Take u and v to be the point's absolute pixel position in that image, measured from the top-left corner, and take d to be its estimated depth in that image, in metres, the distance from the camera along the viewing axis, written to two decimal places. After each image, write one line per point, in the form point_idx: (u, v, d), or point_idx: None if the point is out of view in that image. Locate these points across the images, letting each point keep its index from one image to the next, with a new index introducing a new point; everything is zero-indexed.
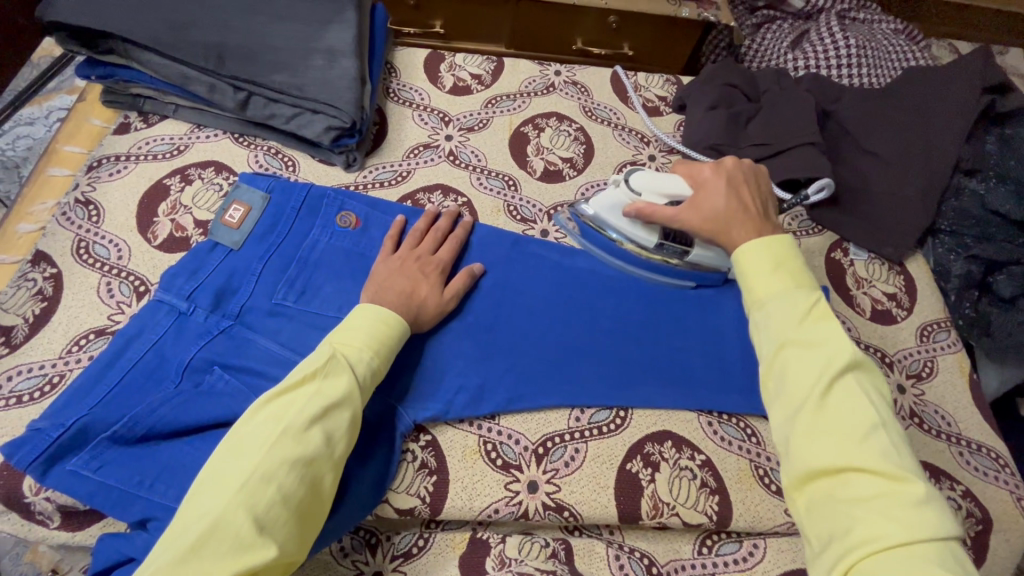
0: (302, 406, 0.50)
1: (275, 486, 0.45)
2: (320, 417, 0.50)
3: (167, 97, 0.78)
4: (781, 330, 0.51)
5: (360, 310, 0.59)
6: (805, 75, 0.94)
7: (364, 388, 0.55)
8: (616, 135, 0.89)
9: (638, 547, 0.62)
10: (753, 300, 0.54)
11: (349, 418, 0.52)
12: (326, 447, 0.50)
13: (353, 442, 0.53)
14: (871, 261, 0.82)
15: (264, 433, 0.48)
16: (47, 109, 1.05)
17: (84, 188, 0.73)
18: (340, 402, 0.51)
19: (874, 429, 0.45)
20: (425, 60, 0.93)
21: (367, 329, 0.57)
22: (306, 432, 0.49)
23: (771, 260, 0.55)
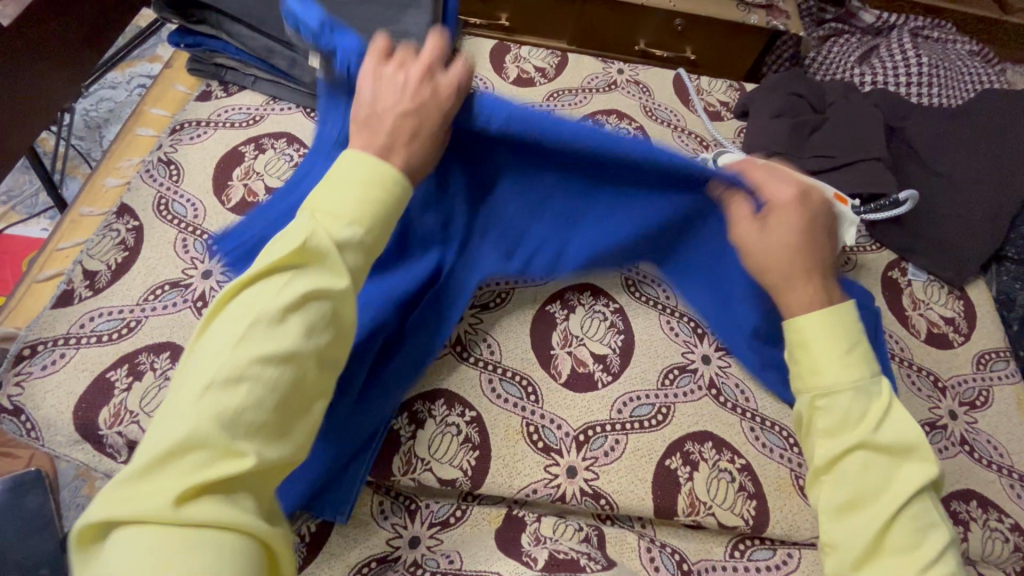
0: (276, 292, 0.39)
1: (248, 384, 0.36)
2: (302, 301, 0.40)
3: (248, 69, 0.82)
4: (857, 427, 0.47)
5: (340, 161, 0.46)
6: (874, 90, 0.93)
7: (351, 272, 0.43)
8: (675, 136, 0.89)
9: (669, 543, 0.63)
10: (812, 388, 0.50)
11: (333, 309, 0.42)
12: (307, 338, 0.40)
13: (340, 335, 0.43)
14: (930, 283, 0.80)
15: (234, 324, 0.38)
16: (130, 75, 1.14)
17: (167, 149, 0.77)
18: (322, 285, 0.41)
19: (945, 552, 0.43)
20: (491, 50, 0.95)
21: (349, 197, 0.44)
22: (284, 324, 0.39)
23: (842, 340, 0.50)
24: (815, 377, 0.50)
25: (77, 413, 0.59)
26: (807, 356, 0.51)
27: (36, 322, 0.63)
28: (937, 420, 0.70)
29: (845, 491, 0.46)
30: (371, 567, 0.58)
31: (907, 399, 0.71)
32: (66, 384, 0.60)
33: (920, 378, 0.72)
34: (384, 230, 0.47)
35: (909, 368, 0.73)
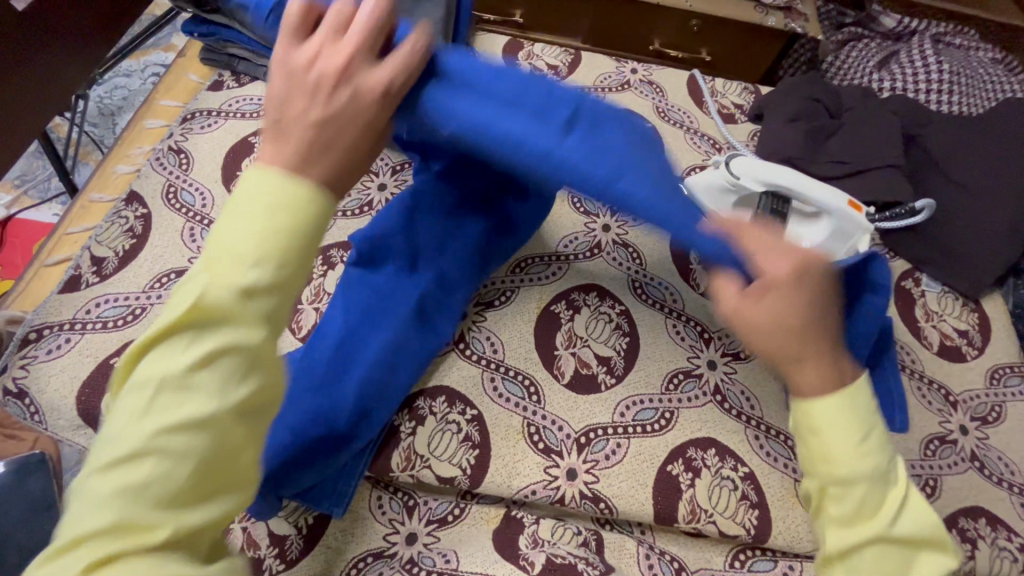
0: (177, 352, 0.34)
1: (149, 461, 0.32)
2: (205, 361, 0.34)
3: (260, 60, 0.81)
4: (875, 520, 0.41)
5: (244, 184, 0.37)
6: (892, 96, 0.91)
7: (271, 313, 0.36)
8: (688, 137, 0.88)
9: (669, 550, 0.62)
10: (828, 477, 0.42)
11: (254, 356, 0.35)
12: (223, 397, 0.34)
13: (272, 379, 0.37)
14: (943, 294, 0.78)
15: (134, 403, 0.33)
16: (144, 63, 1.14)
17: (177, 138, 0.77)
18: (230, 333, 0.34)
19: None
20: (504, 47, 0.94)
21: (253, 225, 0.35)
22: (189, 383, 0.33)
23: (858, 430, 0.42)
24: (827, 466, 0.42)
25: (81, 398, 0.59)
26: (822, 445, 0.43)
27: (43, 306, 0.64)
28: (947, 435, 0.68)
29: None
30: (368, 562, 0.58)
31: (917, 412, 0.69)
32: (69, 369, 0.60)
33: (931, 391, 0.71)
34: (303, 260, 0.37)
35: (920, 381, 0.71)
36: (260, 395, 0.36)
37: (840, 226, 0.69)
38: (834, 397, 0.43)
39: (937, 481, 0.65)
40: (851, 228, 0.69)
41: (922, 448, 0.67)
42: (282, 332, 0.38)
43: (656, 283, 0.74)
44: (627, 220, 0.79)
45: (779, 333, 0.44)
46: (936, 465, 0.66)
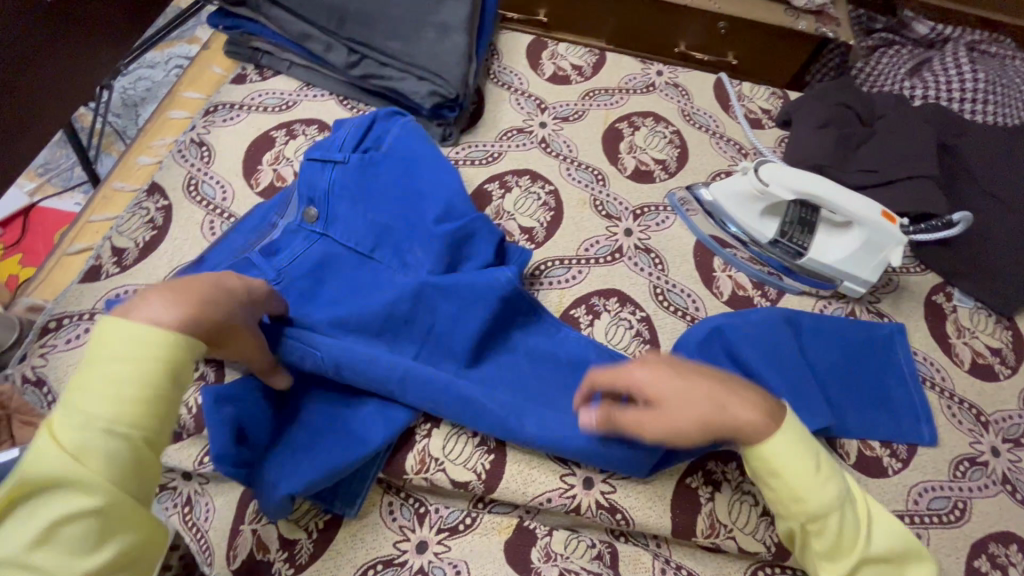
0: (16, 533, 0.35)
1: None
2: (52, 529, 0.34)
3: (284, 54, 0.81)
4: (851, 549, 0.47)
5: (106, 329, 0.38)
6: (926, 105, 0.88)
7: (122, 453, 0.37)
8: (713, 142, 0.86)
9: (685, 565, 0.60)
10: (801, 514, 0.47)
11: (107, 505, 0.36)
12: (74, 556, 0.35)
13: (133, 517, 0.37)
14: (976, 310, 0.76)
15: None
16: (168, 55, 1.14)
17: (200, 130, 0.77)
18: (77, 504, 0.35)
19: None
20: (528, 46, 0.93)
21: (112, 371, 0.37)
22: (40, 566, 0.34)
23: (812, 456, 0.48)
24: (800, 509, 0.47)
25: None
26: (787, 486, 0.47)
27: (63, 296, 0.64)
28: (977, 456, 0.66)
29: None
30: (377, 569, 0.57)
31: (946, 431, 0.67)
32: None
33: (961, 411, 0.69)
34: (166, 390, 0.39)
35: (950, 400, 0.69)
36: (123, 556, 0.37)
37: (872, 237, 0.68)
38: (786, 436, 0.48)
39: (966, 503, 0.63)
40: (884, 239, 0.67)
41: (951, 470, 0.65)
42: (140, 479, 0.38)
43: (678, 289, 0.72)
44: (650, 224, 0.77)
45: (683, 409, 0.48)
46: (966, 487, 0.64)
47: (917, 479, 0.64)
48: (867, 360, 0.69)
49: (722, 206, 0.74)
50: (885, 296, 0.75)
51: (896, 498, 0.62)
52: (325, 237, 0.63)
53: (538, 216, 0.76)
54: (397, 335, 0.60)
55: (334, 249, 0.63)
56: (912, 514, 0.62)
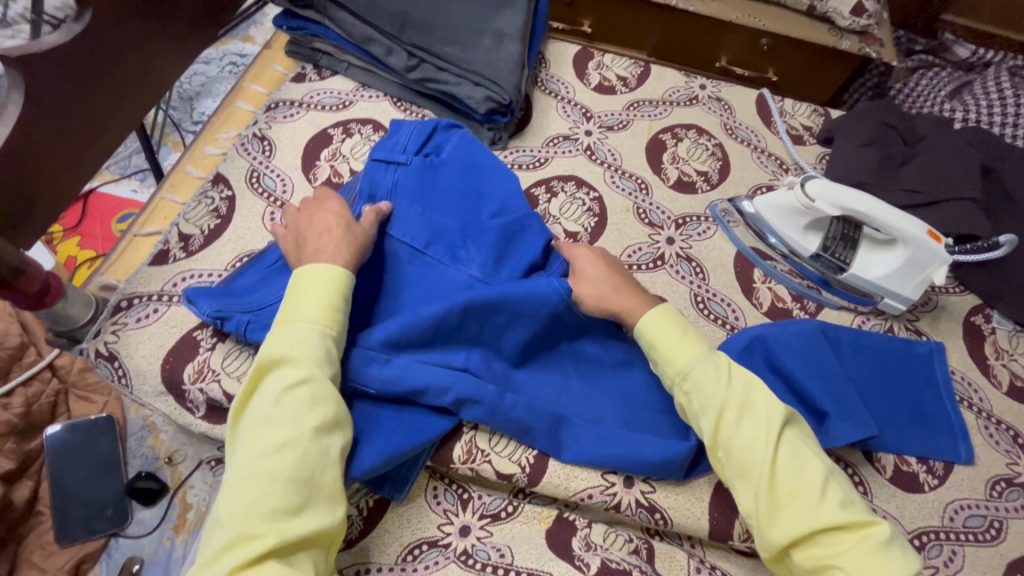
0: (263, 403, 0.49)
1: (260, 476, 0.45)
2: (289, 393, 0.48)
3: (343, 55, 0.84)
4: (715, 396, 0.54)
5: (306, 271, 0.55)
6: (969, 127, 0.89)
7: (321, 348, 0.51)
8: (755, 156, 0.88)
9: (719, 565, 0.62)
10: (675, 377, 0.57)
11: (319, 381, 0.49)
12: (307, 414, 0.48)
13: (336, 397, 0.50)
14: (1015, 334, 0.76)
15: (247, 435, 0.48)
16: (223, 52, 1.19)
17: (262, 125, 0.80)
18: (300, 373, 0.49)
19: (828, 482, 0.50)
20: (575, 56, 0.96)
21: (313, 297, 0.53)
22: (276, 419, 0.47)
23: (678, 328, 0.59)
24: (674, 371, 0.57)
25: (165, 366, 0.62)
26: (660, 355, 0.58)
27: (133, 277, 0.67)
28: (1014, 477, 0.67)
29: (735, 459, 0.52)
30: (423, 550, 0.59)
31: (983, 451, 0.68)
32: (156, 338, 0.64)
33: (998, 432, 0.69)
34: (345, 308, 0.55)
35: (987, 420, 0.70)
36: (329, 423, 0.49)
37: (916, 255, 0.69)
38: (655, 314, 0.59)
39: (1002, 523, 0.64)
40: (928, 258, 0.68)
41: (988, 489, 0.65)
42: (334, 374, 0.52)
43: (719, 298, 0.74)
44: (691, 234, 0.79)
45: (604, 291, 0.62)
46: (1002, 507, 0.65)
47: (953, 497, 0.64)
48: (905, 374, 0.70)
49: (768, 218, 0.76)
50: (924, 315, 0.76)
51: (931, 514, 0.63)
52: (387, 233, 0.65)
53: (583, 221, 0.78)
54: (452, 339, 0.61)
55: (393, 246, 0.65)
56: (947, 531, 0.62)
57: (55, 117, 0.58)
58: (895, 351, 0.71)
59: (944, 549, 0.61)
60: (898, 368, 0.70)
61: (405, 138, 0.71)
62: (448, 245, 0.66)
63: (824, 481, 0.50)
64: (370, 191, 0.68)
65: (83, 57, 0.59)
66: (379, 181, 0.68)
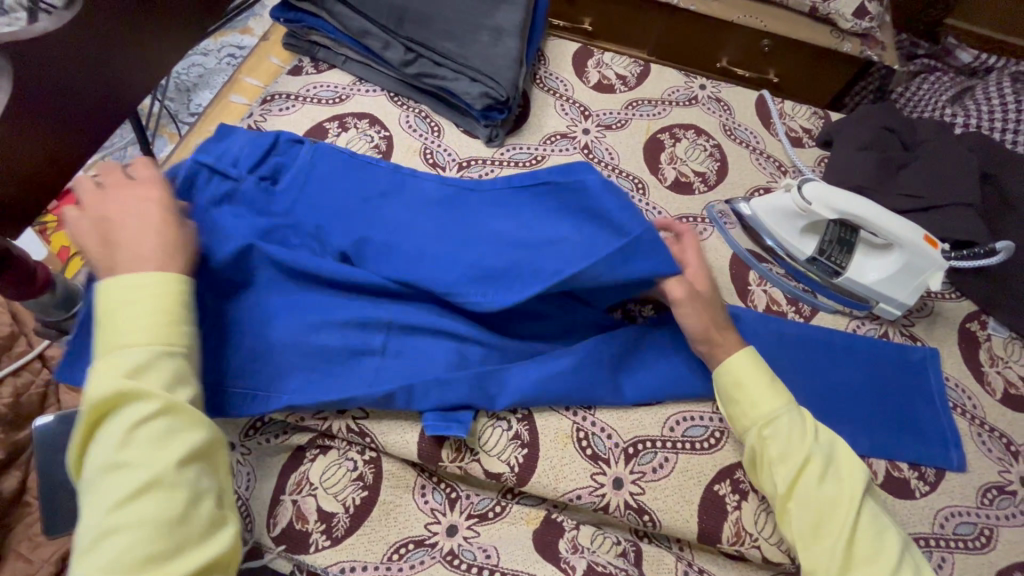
0: (104, 448, 0.44)
1: (117, 532, 0.41)
2: (135, 431, 0.44)
3: (341, 49, 0.84)
4: (799, 449, 0.54)
5: (132, 286, 0.48)
6: (970, 132, 0.88)
7: (166, 374, 0.47)
8: (753, 158, 0.87)
9: (708, 570, 0.61)
10: (757, 421, 0.57)
11: (169, 412, 0.45)
12: (163, 450, 0.44)
13: (195, 426, 0.47)
14: (1010, 340, 0.76)
15: (94, 487, 0.44)
16: (221, 44, 1.19)
17: (257, 118, 0.80)
18: (150, 407, 0.45)
19: (903, 554, 0.51)
20: (574, 53, 0.95)
21: (144, 318, 0.47)
22: (131, 461, 0.43)
23: (764, 374, 0.58)
24: (759, 415, 0.57)
25: None
26: (745, 397, 0.58)
27: None
28: (1006, 485, 0.66)
29: (809, 512, 0.52)
30: (409, 549, 0.59)
31: (974, 458, 0.67)
32: None
33: (991, 439, 0.69)
34: (184, 325, 0.49)
35: (980, 427, 0.69)
36: (196, 451, 0.46)
37: (911, 261, 0.68)
38: (748, 357, 0.59)
39: (993, 531, 0.63)
40: (924, 263, 0.68)
41: (979, 497, 0.65)
42: (183, 396, 0.47)
43: None
44: (687, 235, 0.78)
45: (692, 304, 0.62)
46: (993, 515, 0.64)
47: (944, 503, 0.64)
48: (904, 388, 0.69)
49: (765, 219, 0.75)
50: (920, 320, 0.76)
51: (921, 520, 0.63)
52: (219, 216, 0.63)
53: None
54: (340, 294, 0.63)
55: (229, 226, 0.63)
56: (937, 538, 0.62)
57: (45, 104, 0.58)
58: (890, 367, 0.70)
59: (933, 556, 0.61)
60: (890, 382, 0.69)
61: (241, 155, 0.70)
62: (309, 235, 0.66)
63: (901, 553, 0.50)
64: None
65: (74, 45, 0.59)
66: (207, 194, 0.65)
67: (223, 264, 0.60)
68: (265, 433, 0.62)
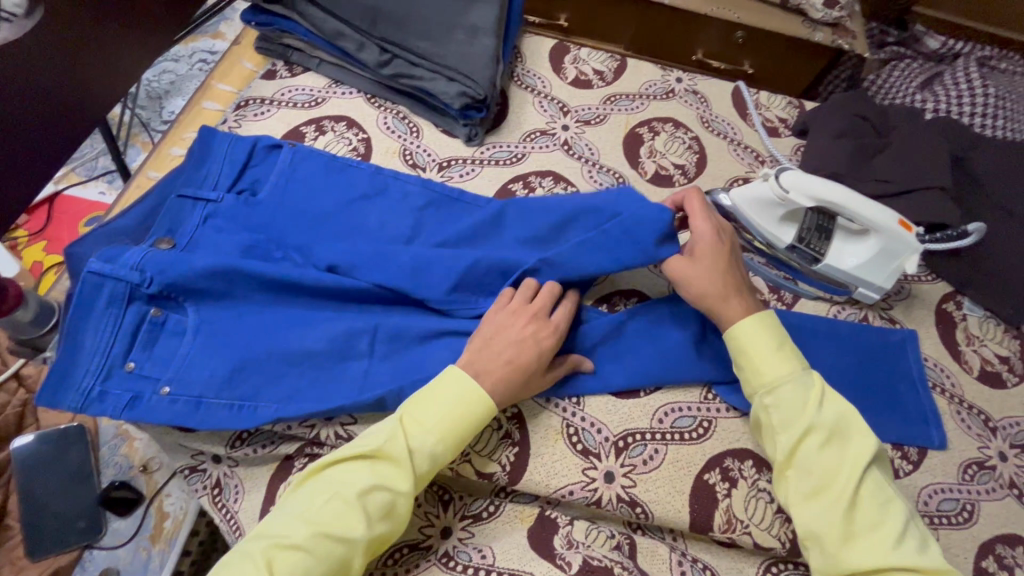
0: (356, 480, 0.49)
1: (301, 553, 0.46)
2: (372, 488, 0.49)
3: (315, 52, 0.83)
4: (803, 416, 0.54)
5: (461, 379, 0.54)
6: (940, 117, 0.90)
7: (421, 471, 0.52)
8: (731, 149, 0.88)
9: (701, 558, 0.62)
10: (761, 388, 0.57)
11: (396, 498, 0.50)
12: (372, 521, 0.49)
13: (399, 518, 0.51)
14: (986, 319, 0.78)
15: (320, 498, 0.49)
16: (192, 49, 1.17)
17: (231, 124, 0.79)
18: (398, 483, 0.50)
19: (906, 525, 0.50)
20: (551, 50, 0.95)
21: (446, 414, 0.53)
22: (354, 509, 0.48)
23: (772, 338, 0.58)
24: (762, 381, 0.57)
25: None
26: (750, 363, 0.58)
27: None
28: (985, 461, 0.68)
29: (810, 481, 0.53)
30: (404, 553, 0.59)
31: (954, 436, 0.69)
32: None
33: (970, 416, 0.71)
34: (463, 441, 0.54)
35: (959, 405, 0.71)
36: (383, 534, 0.50)
37: (888, 245, 0.70)
38: (755, 320, 0.58)
39: (974, 506, 0.65)
40: (900, 247, 0.70)
41: (961, 472, 0.67)
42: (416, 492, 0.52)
43: None
44: None
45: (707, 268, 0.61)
46: (974, 490, 0.66)
47: (927, 481, 0.65)
48: (888, 362, 0.71)
49: (742, 211, 0.75)
50: (897, 303, 0.77)
51: (906, 499, 0.64)
52: (198, 243, 0.65)
53: None
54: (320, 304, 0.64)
55: (209, 246, 0.64)
56: (921, 515, 0.64)
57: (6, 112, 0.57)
58: (868, 348, 0.71)
59: None
60: (872, 365, 0.70)
61: (219, 173, 0.71)
62: (285, 245, 0.67)
63: (903, 525, 0.50)
64: (169, 232, 0.65)
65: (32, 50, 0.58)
66: (186, 217, 0.66)
67: (204, 280, 0.60)
68: (251, 444, 0.63)
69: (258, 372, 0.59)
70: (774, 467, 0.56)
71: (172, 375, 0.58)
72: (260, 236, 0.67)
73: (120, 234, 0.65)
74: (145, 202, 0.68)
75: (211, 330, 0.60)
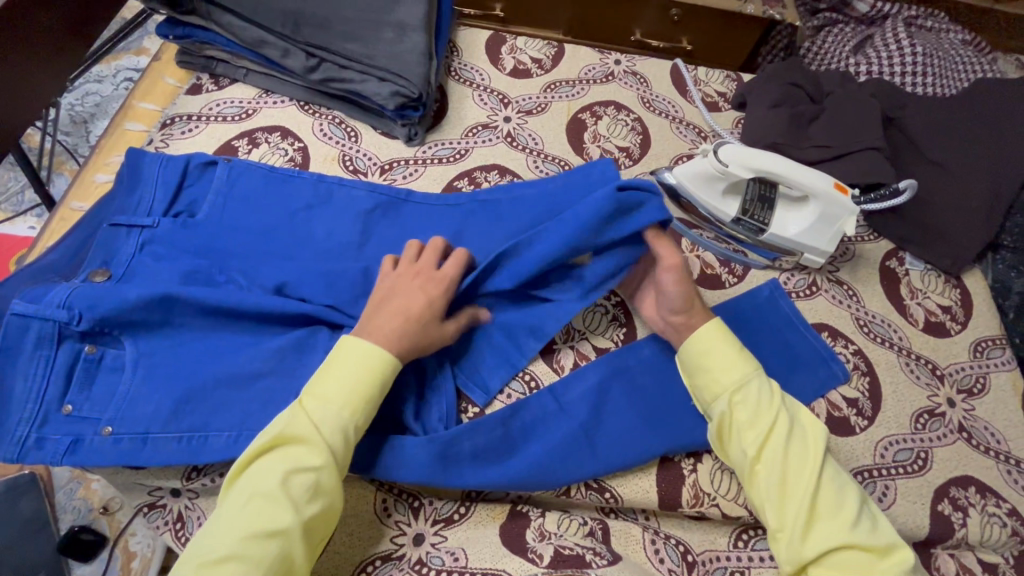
0: (267, 474, 0.48)
1: (235, 561, 0.44)
2: (288, 474, 0.47)
3: (240, 61, 0.80)
4: (766, 412, 0.55)
5: (349, 347, 0.53)
6: (871, 79, 0.92)
7: (337, 442, 0.50)
8: (674, 128, 0.88)
9: (674, 534, 0.62)
10: (726, 389, 0.57)
11: (317, 475, 0.48)
12: (299, 505, 0.47)
13: (332, 492, 0.49)
14: (926, 272, 0.81)
15: (240, 501, 0.47)
16: (116, 68, 1.12)
17: (158, 144, 0.76)
18: (315, 460, 0.48)
19: (862, 508, 0.51)
20: (486, 41, 0.94)
21: (344, 383, 0.52)
22: (276, 498, 0.46)
23: (731, 343, 0.59)
24: (728, 384, 0.57)
25: None
26: (710, 367, 0.58)
27: None
28: (935, 408, 0.71)
29: (778, 475, 0.53)
30: (376, 565, 0.58)
31: (906, 388, 0.71)
32: None
33: (918, 367, 0.73)
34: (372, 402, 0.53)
35: (908, 357, 0.74)
36: (320, 515, 0.48)
37: (827, 210, 0.71)
38: (714, 326, 0.60)
39: (928, 453, 0.67)
40: (838, 210, 0.71)
41: (913, 422, 0.69)
42: (342, 464, 0.50)
43: None
44: None
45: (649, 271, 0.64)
46: (926, 438, 0.68)
47: (883, 433, 0.68)
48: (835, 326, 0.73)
49: (685, 188, 0.75)
50: (843, 265, 0.79)
51: (864, 454, 0.66)
52: (133, 271, 0.62)
53: None
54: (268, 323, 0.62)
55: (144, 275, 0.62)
56: (879, 467, 0.66)
57: None
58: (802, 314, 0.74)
59: (877, 486, 0.65)
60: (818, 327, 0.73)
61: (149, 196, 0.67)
62: (227, 265, 0.64)
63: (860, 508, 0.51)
64: (103, 263, 0.62)
65: None
66: (119, 245, 0.63)
67: (138, 311, 0.57)
68: (208, 474, 0.61)
69: (206, 402, 0.57)
70: (743, 465, 0.55)
71: (111, 413, 0.55)
72: (199, 260, 0.64)
73: (47, 271, 0.61)
74: (73, 236, 0.65)
75: (154, 362, 0.58)
